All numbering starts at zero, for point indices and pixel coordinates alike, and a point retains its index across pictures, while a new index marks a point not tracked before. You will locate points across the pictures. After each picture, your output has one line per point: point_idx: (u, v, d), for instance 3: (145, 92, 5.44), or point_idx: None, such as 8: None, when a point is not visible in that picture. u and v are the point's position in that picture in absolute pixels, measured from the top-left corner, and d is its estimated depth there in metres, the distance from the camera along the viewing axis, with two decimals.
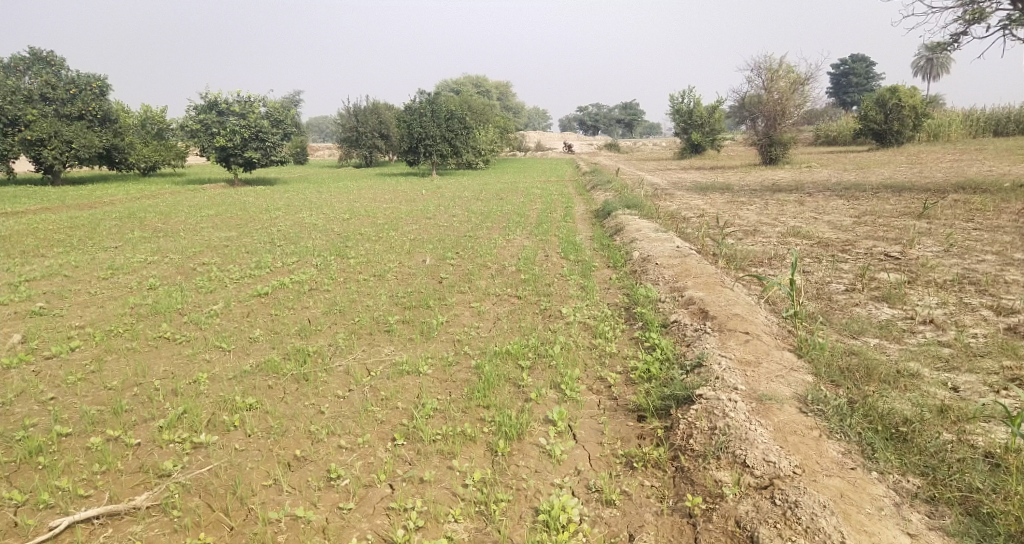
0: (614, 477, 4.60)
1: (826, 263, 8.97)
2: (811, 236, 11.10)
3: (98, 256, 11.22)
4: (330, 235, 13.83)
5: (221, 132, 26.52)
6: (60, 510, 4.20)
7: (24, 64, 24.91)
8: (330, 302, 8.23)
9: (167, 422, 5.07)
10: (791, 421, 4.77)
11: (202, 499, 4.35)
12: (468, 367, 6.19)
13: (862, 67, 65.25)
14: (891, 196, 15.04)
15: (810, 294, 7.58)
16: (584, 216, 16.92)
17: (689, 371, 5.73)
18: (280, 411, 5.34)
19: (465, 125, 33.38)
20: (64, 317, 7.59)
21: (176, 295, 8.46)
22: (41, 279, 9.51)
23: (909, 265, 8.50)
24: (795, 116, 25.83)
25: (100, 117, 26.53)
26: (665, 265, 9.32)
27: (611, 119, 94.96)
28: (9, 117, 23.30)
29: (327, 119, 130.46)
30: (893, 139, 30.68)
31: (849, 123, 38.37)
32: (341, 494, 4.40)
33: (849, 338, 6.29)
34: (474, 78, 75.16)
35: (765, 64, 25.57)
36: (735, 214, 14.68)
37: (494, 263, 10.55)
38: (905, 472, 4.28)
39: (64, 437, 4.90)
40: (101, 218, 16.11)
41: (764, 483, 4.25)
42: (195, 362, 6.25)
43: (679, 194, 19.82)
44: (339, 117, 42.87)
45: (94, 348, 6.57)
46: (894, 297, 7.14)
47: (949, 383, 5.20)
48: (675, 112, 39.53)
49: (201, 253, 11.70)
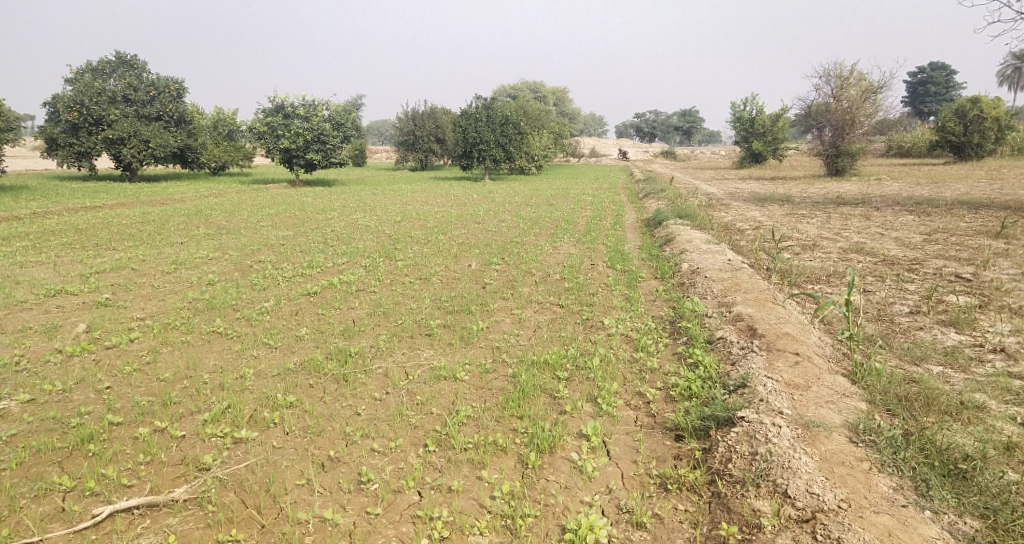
0: (646, 499, 4.46)
1: (889, 282, 8.49)
2: (875, 253, 10.55)
3: (163, 251, 11.80)
4: (381, 236, 14.10)
5: (285, 134, 27.52)
6: (104, 498, 4.39)
7: (110, 67, 26.50)
8: (375, 303, 8.37)
9: (211, 417, 5.24)
10: (839, 451, 4.51)
11: (237, 495, 4.47)
12: (505, 375, 6.15)
13: (942, 75, 61.85)
14: (966, 213, 14.17)
15: (869, 315, 7.19)
16: (634, 224, 16.66)
17: (732, 391, 5.51)
18: (318, 411, 5.43)
19: (520, 131, 33.48)
20: (127, 309, 8.00)
21: (230, 291, 8.79)
22: (110, 271, 10.06)
23: (981, 288, 7.95)
24: (865, 126, 24.69)
25: (176, 118, 27.97)
26: (715, 278, 9.04)
27: (669, 126, 93.48)
28: (94, 117, 24.84)
29: (386, 123, 133.74)
30: (972, 151, 28.92)
31: (924, 134, 36.43)
32: (370, 499, 4.43)
33: (909, 364, 5.91)
34: (532, 83, 75.44)
35: (834, 71, 24.67)
36: (794, 227, 14.13)
37: (539, 270, 10.50)
38: (963, 513, 3.97)
39: (115, 426, 5.14)
40: (170, 215, 16.97)
41: (805, 516, 4.02)
42: (242, 358, 6.46)
43: (735, 205, 19.25)
44: (398, 121, 43.81)
45: (151, 340, 6.88)
46: (962, 322, 6.68)
47: (1019, 417, 4.81)
48: (736, 120, 38.52)
49: (258, 251, 12.13)
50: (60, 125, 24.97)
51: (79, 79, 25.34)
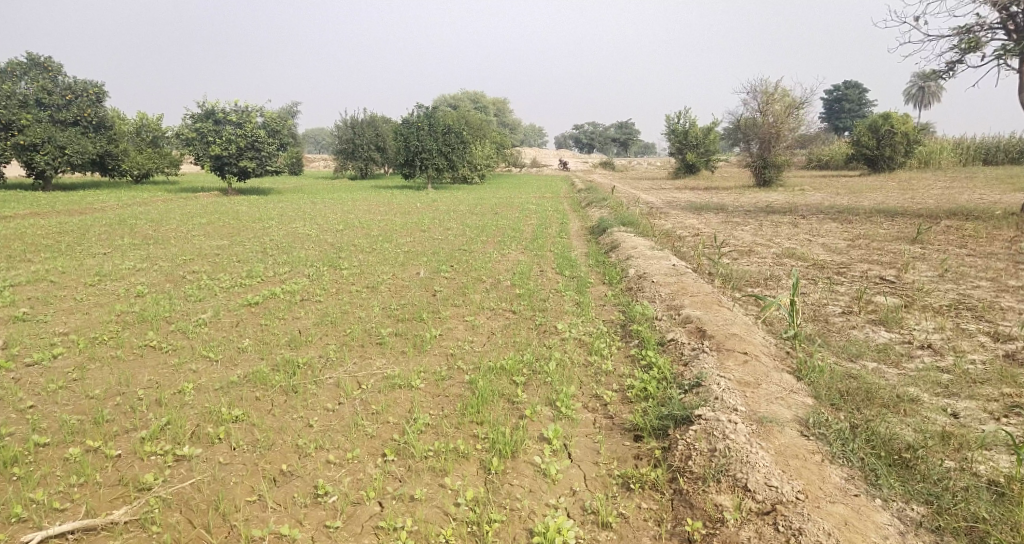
0: (610, 499, 4.48)
1: (822, 285, 8.93)
2: (807, 258, 11.09)
3: (86, 263, 11.03)
4: (324, 246, 13.70)
5: (216, 140, 26.44)
6: (32, 524, 4.03)
7: (21, 69, 24.69)
8: (323, 313, 8.10)
9: (150, 433, 4.91)
10: (792, 445, 4.68)
11: (183, 514, 4.19)
12: (461, 382, 6.06)
13: (856, 93, 66.15)
14: (884, 220, 15.14)
15: (807, 316, 7.52)
16: (579, 232, 16.91)
17: (687, 391, 5.63)
18: (268, 424, 5.18)
19: (461, 140, 33.43)
20: (48, 323, 7.41)
21: (164, 303, 8.29)
22: (26, 284, 9.33)
23: (905, 289, 8.47)
24: (789, 139, 26.04)
25: (95, 123, 26.38)
26: (661, 283, 9.24)
27: (606, 138, 95.68)
28: (2, 122, 22.99)
29: (322, 132, 131.20)
30: (884, 164, 30.97)
31: (842, 148, 38.84)
32: (328, 512, 4.25)
33: (847, 361, 6.21)
34: (472, 93, 75.77)
35: (761, 87, 25.78)
36: (731, 234, 14.71)
37: (489, 277, 10.45)
38: (910, 499, 4.18)
39: (41, 448, 4.73)
40: (91, 224, 15.90)
41: (765, 509, 4.14)
42: (181, 372, 6.09)
43: (674, 213, 19.83)
44: (336, 129, 42.96)
45: (78, 356, 6.39)
46: (891, 321, 7.09)
47: (950, 408, 5.12)
48: (670, 132, 39.85)
49: (192, 261, 11.54)
50: None
51: None
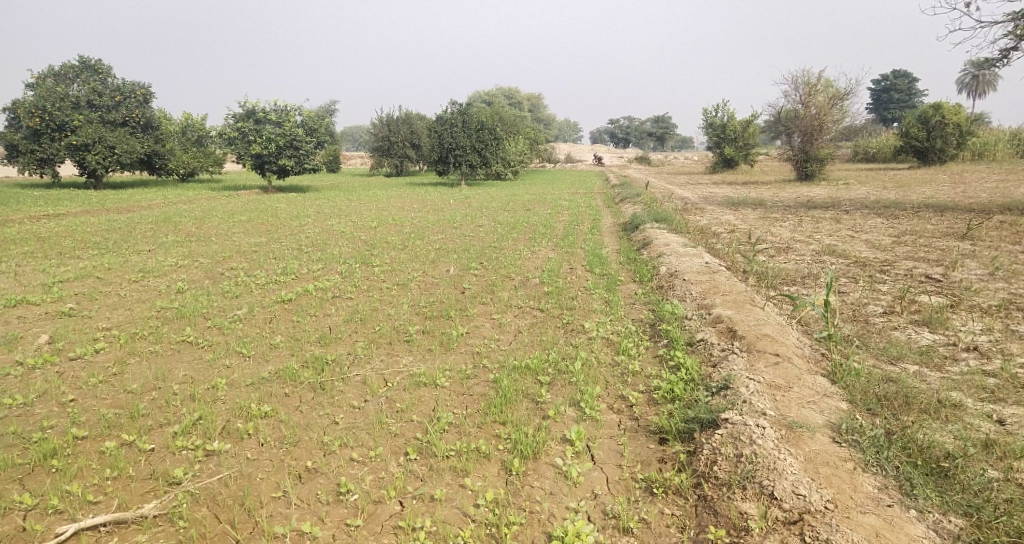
0: (632, 503, 4.41)
1: (863, 283, 8.61)
2: (847, 255, 10.72)
3: (130, 259, 11.42)
4: (357, 243, 13.86)
5: (257, 140, 27.05)
6: (68, 516, 4.19)
7: (74, 72, 25.61)
8: (353, 310, 8.20)
9: (182, 428, 5.05)
10: (824, 452, 4.52)
11: (210, 510, 4.30)
12: (486, 381, 6.05)
13: (905, 82, 63.52)
14: (933, 216, 14.48)
15: (845, 316, 7.26)
16: (611, 228, 16.72)
17: (714, 393, 5.50)
18: (295, 420, 5.28)
19: (495, 136, 33.36)
20: (92, 318, 7.71)
21: (202, 299, 8.52)
22: (75, 280, 9.73)
23: (951, 288, 8.11)
24: (833, 131, 25.16)
25: (143, 124, 27.24)
26: (693, 281, 9.06)
27: (643, 132, 94.47)
28: (56, 122, 24.00)
29: (358, 129, 133.75)
30: (935, 157, 29.73)
31: (889, 141, 37.45)
32: (350, 510, 4.30)
33: (886, 363, 5.97)
34: (507, 90, 75.98)
35: (802, 78, 25.03)
36: (769, 230, 14.32)
37: (517, 274, 10.44)
38: (946, 511, 4.01)
39: (80, 441, 4.92)
40: (137, 222, 16.51)
41: (793, 518, 4.02)
42: (214, 368, 6.25)
43: (710, 209, 19.40)
44: (372, 127, 43.47)
45: (118, 351, 6.63)
46: (935, 322, 6.79)
47: (995, 415, 4.88)
48: (708, 125, 39.00)
49: (230, 258, 11.83)
50: (21, 131, 24.03)
51: (41, 83, 24.56)
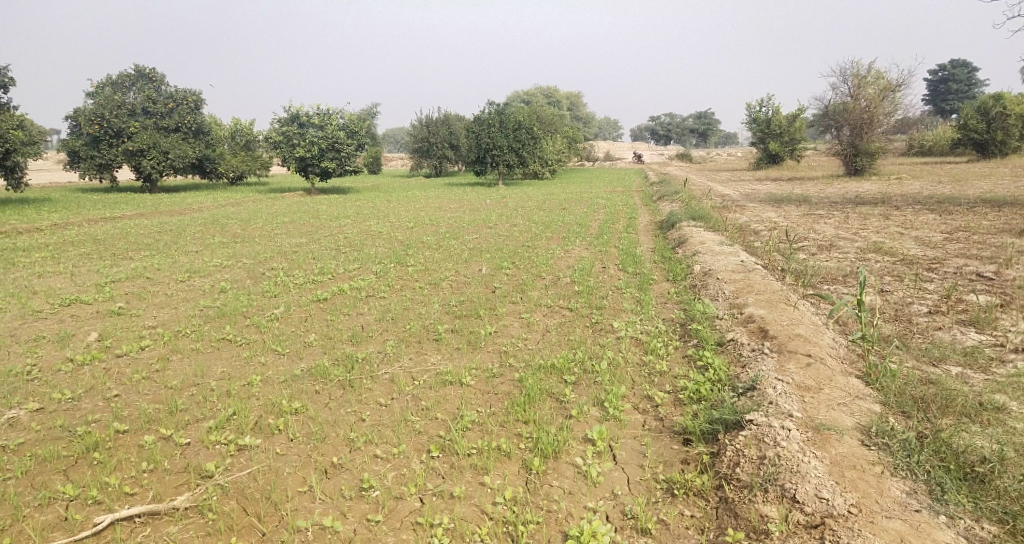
0: (652, 505, 4.38)
1: (908, 282, 8.28)
2: (894, 252, 10.31)
3: (178, 260, 11.91)
4: (394, 243, 14.09)
5: (301, 143, 27.69)
6: (105, 507, 4.42)
7: (130, 80, 26.82)
8: (385, 309, 8.37)
9: (217, 423, 5.27)
10: (851, 455, 4.39)
11: (238, 503, 4.47)
12: (511, 380, 6.09)
13: (964, 72, 60.73)
14: (989, 211, 13.82)
15: (886, 315, 7.00)
16: (647, 227, 16.55)
17: (740, 394, 5.39)
18: (323, 417, 5.43)
19: (533, 136, 33.38)
20: (139, 317, 8.08)
21: (243, 298, 8.83)
22: (125, 280, 10.21)
23: (1003, 287, 7.72)
24: (884, 124, 24.27)
25: (195, 129, 28.31)
26: (727, 280, 8.88)
27: (685, 128, 92.95)
28: (114, 129, 25.21)
29: (399, 131, 136.10)
30: (995, 149, 28.30)
31: (946, 133, 35.84)
32: (371, 506, 4.40)
33: (928, 365, 5.73)
34: (546, 89, 76.22)
35: (851, 70, 24.32)
36: (811, 227, 13.90)
37: (549, 274, 10.45)
38: (979, 518, 3.86)
39: (120, 434, 5.18)
40: (187, 224, 17.22)
41: (814, 522, 3.92)
42: (250, 365, 6.48)
43: (751, 206, 19.00)
44: (412, 129, 44.08)
45: (161, 348, 6.95)
46: (983, 322, 6.49)
47: None
48: (751, 121, 38.16)
49: (271, 258, 12.20)
50: (82, 138, 25.30)
51: (99, 92, 25.80)
